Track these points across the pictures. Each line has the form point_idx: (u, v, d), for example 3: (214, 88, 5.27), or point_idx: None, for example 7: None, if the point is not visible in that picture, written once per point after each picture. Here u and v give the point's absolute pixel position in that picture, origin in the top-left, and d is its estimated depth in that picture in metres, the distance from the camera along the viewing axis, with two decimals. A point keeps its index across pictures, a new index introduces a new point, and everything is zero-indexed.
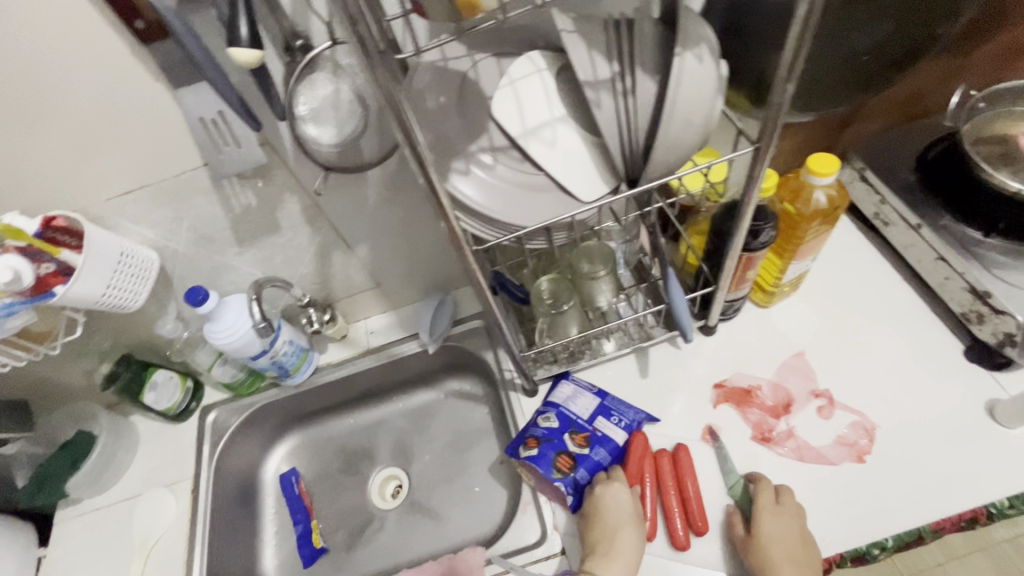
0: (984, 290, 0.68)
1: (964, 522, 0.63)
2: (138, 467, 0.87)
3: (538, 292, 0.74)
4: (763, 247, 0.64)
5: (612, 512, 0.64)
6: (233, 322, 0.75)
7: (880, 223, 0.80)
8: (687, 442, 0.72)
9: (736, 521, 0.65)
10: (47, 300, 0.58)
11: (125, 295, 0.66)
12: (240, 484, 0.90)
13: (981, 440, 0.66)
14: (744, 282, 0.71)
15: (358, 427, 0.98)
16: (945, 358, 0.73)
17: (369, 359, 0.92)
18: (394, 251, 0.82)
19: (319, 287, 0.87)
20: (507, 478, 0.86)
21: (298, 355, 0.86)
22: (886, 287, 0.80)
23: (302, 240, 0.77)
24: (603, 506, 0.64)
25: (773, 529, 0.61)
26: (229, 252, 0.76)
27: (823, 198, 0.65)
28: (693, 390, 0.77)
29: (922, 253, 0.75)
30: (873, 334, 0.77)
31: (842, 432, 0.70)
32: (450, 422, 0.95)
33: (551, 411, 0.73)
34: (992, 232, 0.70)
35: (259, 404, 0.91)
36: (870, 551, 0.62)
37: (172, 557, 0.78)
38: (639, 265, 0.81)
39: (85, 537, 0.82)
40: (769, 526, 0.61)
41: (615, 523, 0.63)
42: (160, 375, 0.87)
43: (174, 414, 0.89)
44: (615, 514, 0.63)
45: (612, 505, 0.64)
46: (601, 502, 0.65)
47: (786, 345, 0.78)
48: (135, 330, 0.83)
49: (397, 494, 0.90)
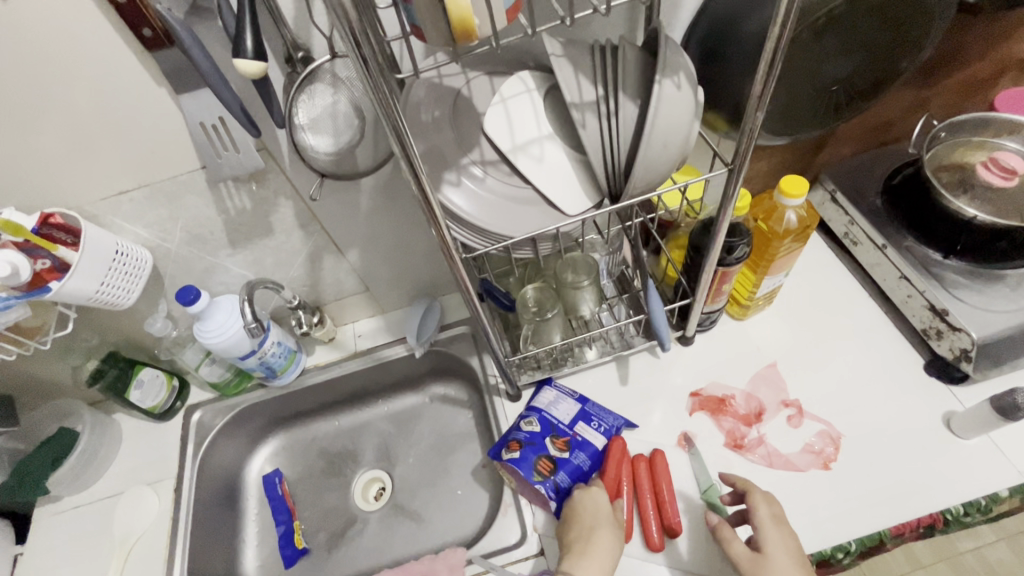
0: (943, 308, 0.72)
1: (923, 527, 0.66)
2: (120, 465, 0.87)
3: (524, 300, 0.76)
4: (738, 262, 0.67)
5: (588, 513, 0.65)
6: (222, 322, 0.76)
7: (850, 242, 0.85)
8: (663, 448, 0.75)
9: (731, 538, 0.62)
10: (42, 295, 0.60)
11: (118, 293, 0.67)
12: (224, 484, 0.91)
13: (939, 450, 0.70)
14: (720, 294, 0.74)
15: (343, 429, 0.99)
16: (908, 372, 0.77)
17: (356, 362, 0.93)
18: (384, 256, 0.84)
19: (309, 290, 0.88)
20: (489, 481, 0.88)
21: (286, 356, 0.87)
22: (855, 304, 0.84)
23: (294, 243, 0.79)
24: (581, 508, 0.66)
25: (773, 538, 0.60)
26: (221, 253, 0.77)
27: (794, 217, 0.68)
28: (670, 398, 0.80)
29: (887, 272, 0.79)
30: (841, 347, 0.81)
31: (809, 440, 0.73)
32: (434, 426, 0.96)
33: (533, 415, 0.75)
34: (951, 252, 0.74)
35: (245, 405, 0.92)
36: (834, 555, 0.65)
37: (153, 555, 0.78)
38: (621, 276, 0.84)
39: (64, 534, 0.82)
40: (770, 534, 0.60)
41: (591, 523, 0.64)
42: (146, 373, 0.87)
43: (159, 413, 0.89)
44: (592, 513, 0.65)
45: (588, 506, 0.66)
46: (579, 506, 0.66)
47: (760, 357, 0.82)
48: (124, 327, 0.84)
49: (380, 497, 0.92)
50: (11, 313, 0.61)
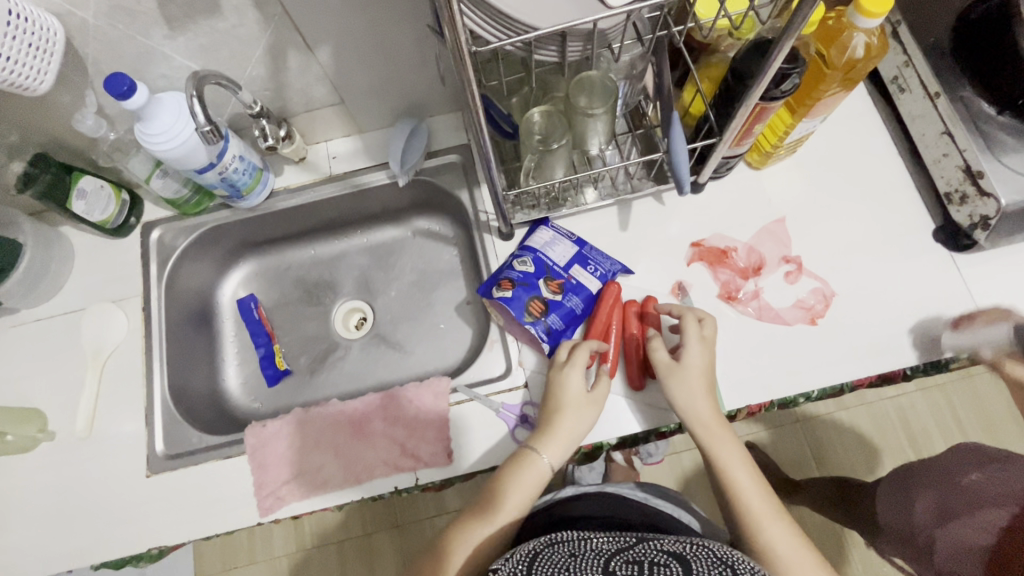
0: (979, 170, 0.66)
1: (881, 380, 0.70)
2: (77, 280, 0.81)
3: (528, 126, 0.66)
4: (783, 97, 0.58)
5: (479, 503, 0.63)
6: (170, 125, 0.64)
7: (896, 88, 0.76)
8: (656, 295, 0.74)
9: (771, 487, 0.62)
10: (132, 102, 0.61)
11: (31, 72, 0.56)
12: (194, 305, 0.87)
13: (923, 311, 0.71)
14: (748, 136, 0.65)
15: (319, 259, 0.94)
16: (913, 238, 0.74)
17: (332, 187, 0.84)
18: (362, 59, 0.70)
19: (273, 95, 0.75)
20: (473, 317, 0.87)
21: (251, 174, 0.77)
22: (878, 159, 0.78)
23: (250, 29, 0.63)
24: (459, 537, 0.62)
25: (693, 353, 0.65)
26: (157, 34, 0.62)
27: (861, 44, 0.58)
28: (670, 247, 0.76)
29: (929, 126, 0.72)
30: (849, 205, 0.77)
31: (802, 296, 0.73)
32: (416, 260, 0.92)
33: (528, 255, 0.72)
34: (1007, 108, 0.65)
35: (210, 225, 0.85)
36: (794, 401, 0.69)
37: (130, 370, 0.76)
38: (637, 108, 0.75)
39: (30, 345, 0.78)
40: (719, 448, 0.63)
41: (569, 409, 0.64)
42: (88, 183, 0.76)
43: (111, 228, 0.80)
44: (569, 395, 0.65)
45: (464, 552, 0.60)
46: (561, 428, 0.64)
47: (770, 210, 0.77)
48: (50, 123, 0.72)
49: (361, 326, 0.91)
50: (157, 126, 0.64)
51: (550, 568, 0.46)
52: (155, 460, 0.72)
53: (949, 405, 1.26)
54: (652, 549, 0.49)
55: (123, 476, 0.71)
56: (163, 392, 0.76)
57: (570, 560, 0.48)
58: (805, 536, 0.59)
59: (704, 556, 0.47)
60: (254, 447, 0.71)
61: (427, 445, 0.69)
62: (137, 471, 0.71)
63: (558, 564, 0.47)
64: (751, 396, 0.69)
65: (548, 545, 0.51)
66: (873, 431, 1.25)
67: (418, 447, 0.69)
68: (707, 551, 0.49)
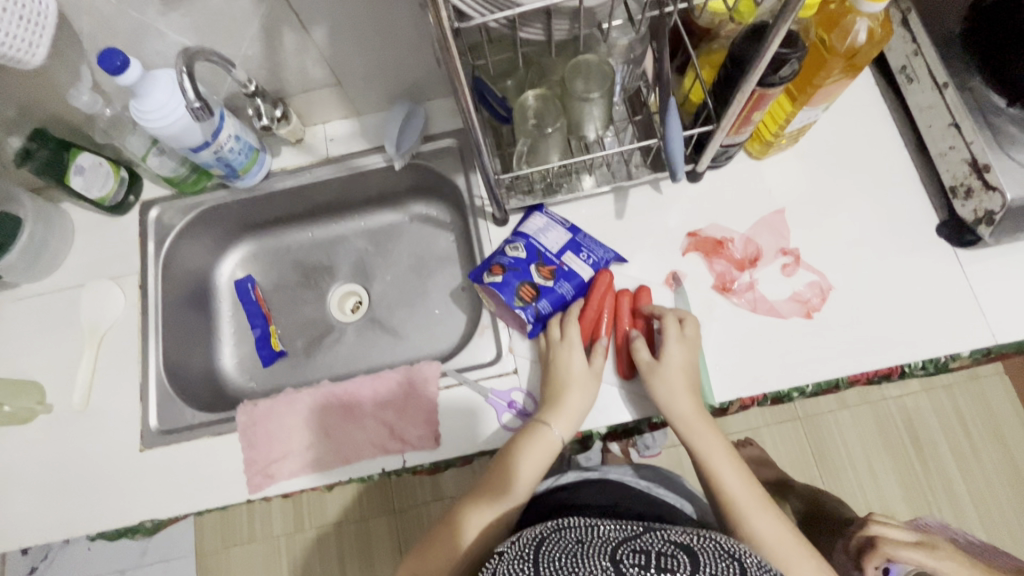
0: (985, 164, 0.64)
1: (878, 376, 0.68)
2: (76, 256, 0.82)
3: (522, 109, 0.66)
4: (782, 84, 0.56)
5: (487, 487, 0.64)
6: (164, 102, 0.64)
7: (904, 78, 0.74)
8: (650, 285, 0.73)
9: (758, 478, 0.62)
10: (126, 78, 0.61)
11: (22, 45, 0.56)
12: (191, 285, 0.88)
13: (923, 308, 0.69)
14: (747, 124, 0.64)
15: (317, 242, 0.94)
16: (916, 232, 0.72)
17: (328, 168, 0.84)
18: (357, 39, 0.69)
19: (269, 75, 0.75)
20: (467, 303, 0.87)
21: (247, 154, 0.77)
22: (884, 151, 0.76)
23: (243, 6, 0.63)
24: (461, 518, 0.62)
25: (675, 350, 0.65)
26: (150, 9, 0.63)
27: (864, 30, 0.56)
28: (667, 236, 0.75)
29: (935, 117, 0.70)
30: (851, 198, 0.75)
31: (799, 289, 0.72)
32: (413, 245, 0.92)
33: (520, 241, 0.71)
34: (1018, 100, 0.63)
35: (208, 205, 0.85)
36: (788, 394, 0.68)
37: (126, 346, 0.77)
38: (636, 93, 0.73)
39: (30, 320, 0.79)
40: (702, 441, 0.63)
41: (575, 387, 0.65)
42: (86, 160, 0.77)
43: (109, 206, 0.81)
44: (570, 372, 0.65)
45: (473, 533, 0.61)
46: (562, 409, 0.64)
47: (769, 201, 0.76)
48: (48, 98, 0.72)
49: (357, 310, 0.91)
50: (149, 101, 0.64)
51: (553, 557, 0.44)
52: (148, 435, 0.73)
53: (953, 407, 1.24)
54: (660, 539, 0.46)
55: (117, 450, 0.72)
56: (158, 369, 0.77)
57: (576, 548, 0.45)
58: (790, 523, 0.59)
59: (709, 548, 0.44)
60: (246, 425, 0.71)
61: (416, 428, 0.70)
62: (131, 445, 0.72)
63: (563, 551, 0.45)
64: (744, 389, 0.68)
65: (555, 531, 0.49)
66: (874, 430, 1.23)
67: (407, 430, 0.70)
68: (715, 543, 0.46)
